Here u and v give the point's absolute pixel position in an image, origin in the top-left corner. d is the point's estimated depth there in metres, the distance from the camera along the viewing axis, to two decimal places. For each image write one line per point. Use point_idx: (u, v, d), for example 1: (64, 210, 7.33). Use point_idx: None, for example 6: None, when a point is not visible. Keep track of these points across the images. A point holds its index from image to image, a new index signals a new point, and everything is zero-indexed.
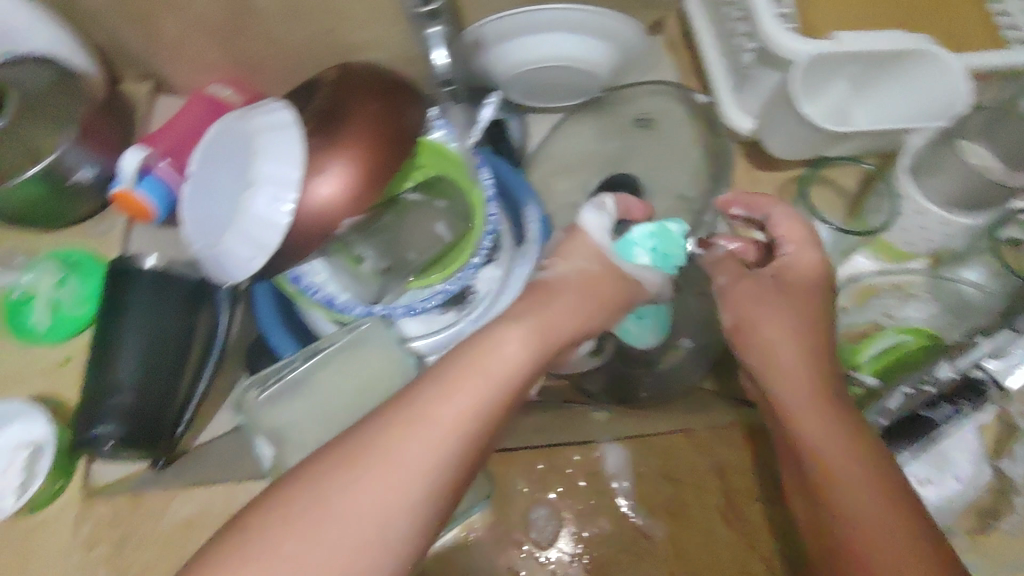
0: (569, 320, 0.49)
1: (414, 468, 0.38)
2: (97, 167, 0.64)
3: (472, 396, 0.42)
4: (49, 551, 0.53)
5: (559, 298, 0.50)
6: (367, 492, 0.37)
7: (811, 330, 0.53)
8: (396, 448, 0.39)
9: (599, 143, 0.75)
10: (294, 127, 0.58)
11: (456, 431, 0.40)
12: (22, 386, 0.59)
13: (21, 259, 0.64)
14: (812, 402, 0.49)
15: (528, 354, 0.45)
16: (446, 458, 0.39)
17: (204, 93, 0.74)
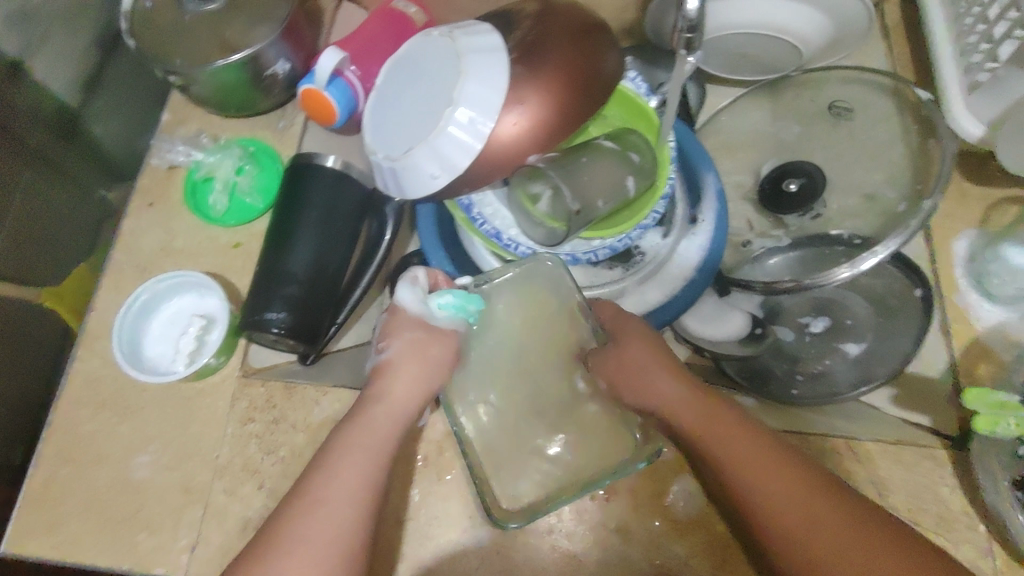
0: (412, 394, 0.49)
1: (326, 520, 0.43)
2: (289, 64, 0.65)
3: (365, 461, 0.45)
4: (207, 419, 0.55)
5: (399, 372, 0.50)
6: (300, 552, 0.42)
7: (640, 372, 0.50)
8: (303, 518, 0.43)
9: (782, 127, 0.70)
10: (501, 52, 0.57)
11: (346, 486, 0.44)
12: (197, 260, 0.62)
13: (206, 139, 0.66)
14: (705, 424, 0.47)
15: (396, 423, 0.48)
16: (343, 506, 0.43)
17: (390, 7, 0.73)
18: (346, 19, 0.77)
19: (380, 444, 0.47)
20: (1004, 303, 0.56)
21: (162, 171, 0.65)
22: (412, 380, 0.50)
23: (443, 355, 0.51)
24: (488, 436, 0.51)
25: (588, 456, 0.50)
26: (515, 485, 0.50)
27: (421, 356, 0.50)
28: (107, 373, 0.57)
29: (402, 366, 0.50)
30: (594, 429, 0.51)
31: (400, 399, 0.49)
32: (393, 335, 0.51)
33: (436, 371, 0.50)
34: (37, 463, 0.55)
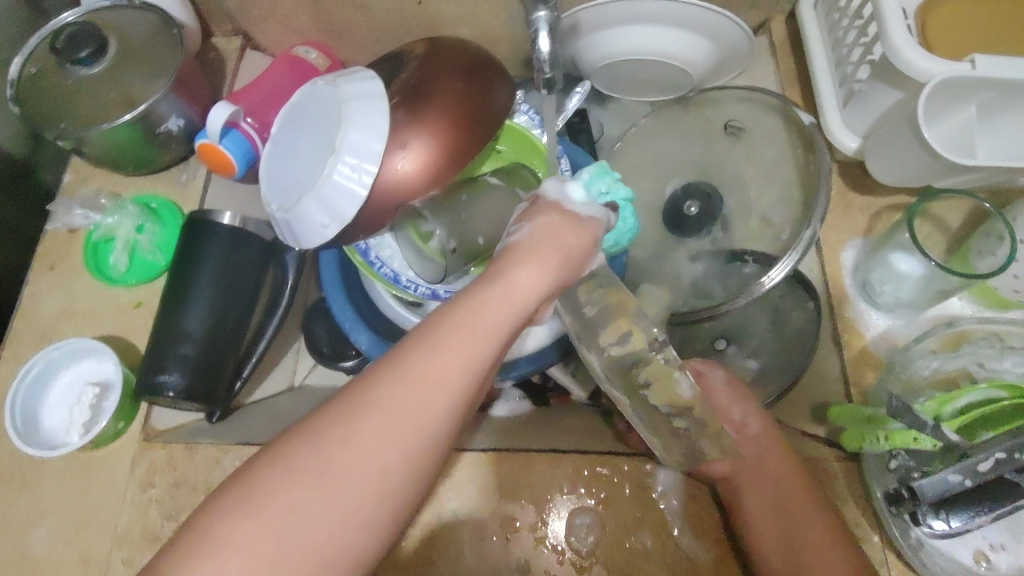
0: (541, 287, 0.41)
1: (411, 413, 0.37)
2: (183, 120, 0.65)
3: (476, 354, 0.38)
4: (106, 485, 0.55)
5: (535, 256, 0.41)
6: (372, 438, 0.36)
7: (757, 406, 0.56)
8: (392, 396, 0.37)
9: (683, 147, 0.71)
10: (383, 98, 0.58)
11: (445, 377, 0.37)
12: (98, 323, 0.62)
13: (105, 199, 0.66)
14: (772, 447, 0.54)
15: (514, 311, 0.39)
16: (429, 409, 0.37)
17: (291, 53, 0.74)
18: (251, 66, 0.77)
19: (496, 335, 0.39)
20: (888, 310, 0.57)
21: (62, 235, 0.65)
22: (546, 267, 0.41)
23: (580, 250, 0.43)
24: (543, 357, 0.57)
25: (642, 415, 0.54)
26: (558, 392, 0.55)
27: (555, 244, 0.42)
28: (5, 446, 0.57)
29: (535, 249, 0.41)
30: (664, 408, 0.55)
31: (524, 280, 0.40)
32: (534, 216, 0.43)
33: (571, 257, 0.42)
34: None
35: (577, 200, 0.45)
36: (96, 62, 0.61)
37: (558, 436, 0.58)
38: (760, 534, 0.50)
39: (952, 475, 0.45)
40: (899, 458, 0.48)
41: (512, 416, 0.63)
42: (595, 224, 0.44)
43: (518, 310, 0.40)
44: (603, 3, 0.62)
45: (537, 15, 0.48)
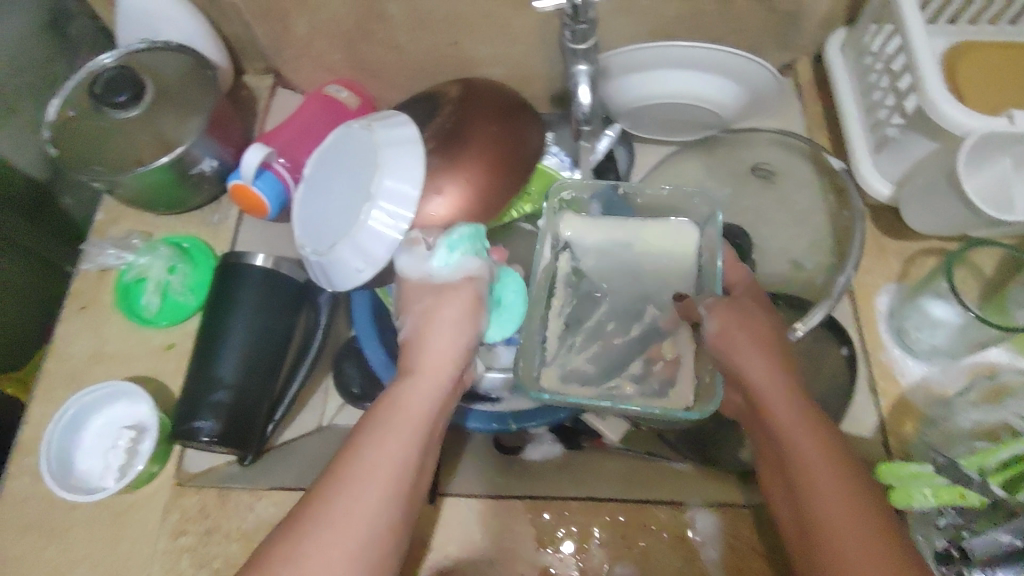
0: (445, 362, 0.53)
1: (362, 512, 0.44)
2: (217, 160, 0.66)
3: (401, 438, 0.48)
4: (138, 532, 0.54)
5: (427, 342, 0.53)
6: (329, 543, 0.42)
7: (761, 342, 0.51)
8: (339, 503, 0.44)
9: (713, 187, 0.72)
10: (417, 143, 0.58)
11: (380, 465, 0.46)
12: (129, 365, 0.61)
13: (138, 240, 0.66)
14: (790, 415, 0.46)
15: (427, 397, 0.50)
16: (377, 503, 0.44)
17: (322, 91, 0.74)
18: (282, 105, 0.78)
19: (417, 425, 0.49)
20: (926, 357, 0.57)
21: (94, 274, 0.66)
22: (445, 344, 0.53)
23: (462, 315, 0.54)
24: (560, 340, 0.62)
25: (654, 374, 0.59)
26: (558, 372, 0.60)
27: (441, 322, 0.54)
28: (38, 490, 0.56)
29: (427, 334, 0.53)
30: (674, 357, 0.60)
31: (431, 364, 0.52)
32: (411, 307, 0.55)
33: (464, 327, 0.54)
34: None
35: (439, 268, 0.55)
36: (132, 104, 0.61)
37: (594, 483, 0.57)
38: (776, 502, 0.46)
39: (1001, 535, 0.44)
40: (947, 516, 0.48)
41: (546, 462, 0.62)
42: (468, 283, 0.55)
43: (436, 385, 0.52)
44: (635, 47, 0.64)
45: (578, 68, 0.48)
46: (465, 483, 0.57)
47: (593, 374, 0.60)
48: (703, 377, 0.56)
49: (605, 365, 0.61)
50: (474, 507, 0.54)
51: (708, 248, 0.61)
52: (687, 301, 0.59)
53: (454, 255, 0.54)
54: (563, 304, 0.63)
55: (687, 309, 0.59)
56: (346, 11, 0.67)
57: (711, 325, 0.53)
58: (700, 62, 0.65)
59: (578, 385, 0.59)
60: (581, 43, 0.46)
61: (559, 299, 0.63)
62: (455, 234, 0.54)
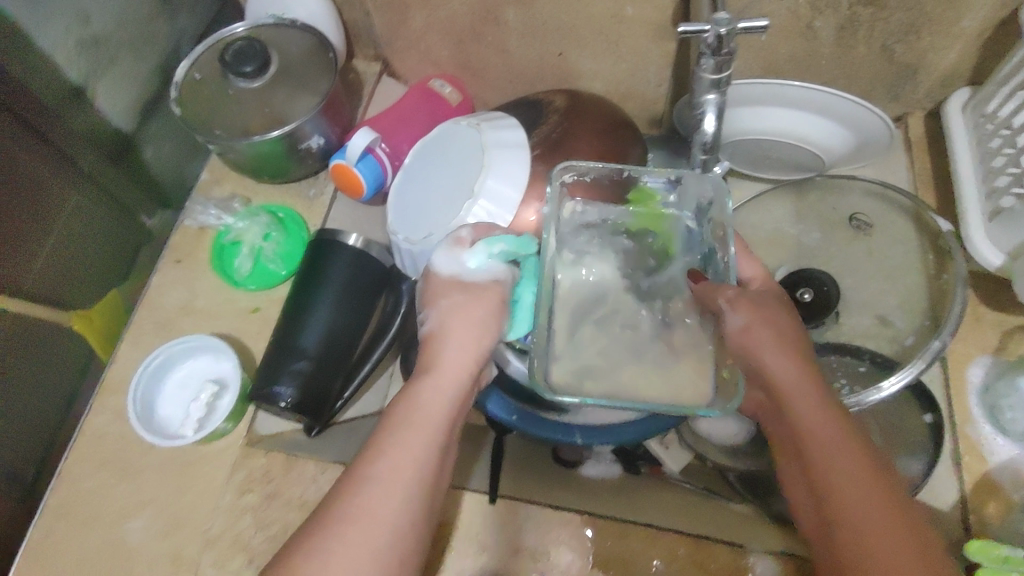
0: (468, 361, 0.47)
1: (382, 518, 0.39)
2: (324, 138, 0.68)
3: (423, 441, 0.42)
4: (205, 485, 0.56)
5: (449, 340, 0.47)
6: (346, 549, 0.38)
7: (782, 340, 0.47)
8: (362, 505, 0.39)
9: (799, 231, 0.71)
10: (524, 148, 0.59)
11: (398, 470, 0.41)
12: (215, 322, 0.64)
13: (238, 204, 0.69)
14: (825, 442, 0.44)
15: (447, 398, 0.45)
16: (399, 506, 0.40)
17: (426, 85, 0.76)
18: (385, 93, 0.80)
19: (438, 425, 0.43)
20: (1019, 439, 0.55)
21: (194, 232, 0.69)
22: (467, 343, 0.47)
23: (486, 315, 0.48)
24: (566, 336, 0.48)
25: (673, 365, 0.46)
26: (569, 373, 0.46)
27: (465, 322, 0.48)
28: (116, 430, 0.59)
29: (452, 333, 0.47)
30: (693, 352, 0.47)
31: (451, 368, 0.46)
32: (437, 302, 0.49)
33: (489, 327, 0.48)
34: (39, 516, 0.56)
35: (473, 270, 0.50)
36: (255, 77, 0.64)
37: (652, 510, 0.56)
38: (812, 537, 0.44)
39: None
40: None
41: (603, 481, 0.61)
42: (493, 286, 0.49)
43: (459, 383, 0.46)
44: (748, 81, 0.64)
45: (707, 97, 0.49)
46: (523, 489, 0.57)
47: (604, 368, 0.46)
48: (722, 371, 0.46)
49: (618, 361, 0.47)
50: (532, 515, 0.54)
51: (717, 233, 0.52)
52: (704, 284, 0.48)
53: (489, 256, 0.50)
54: (568, 293, 0.50)
55: (704, 293, 0.48)
56: (465, 11, 0.69)
57: (735, 320, 0.46)
58: (808, 104, 0.64)
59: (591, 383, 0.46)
60: (717, 75, 0.47)
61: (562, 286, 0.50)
62: (497, 245, 0.49)
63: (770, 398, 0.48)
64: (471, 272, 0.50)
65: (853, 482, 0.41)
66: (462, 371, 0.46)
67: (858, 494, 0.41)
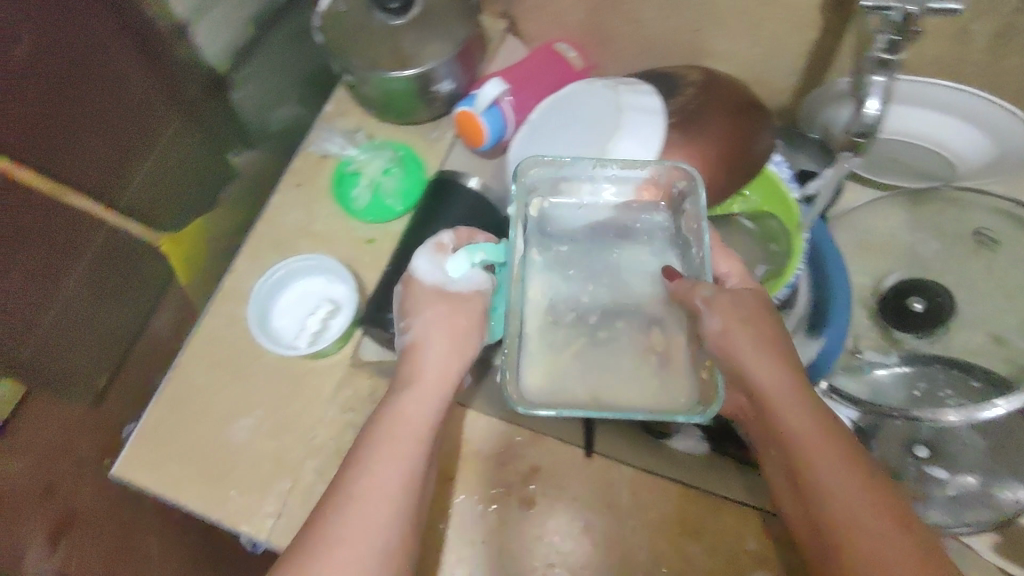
0: (445, 373, 0.50)
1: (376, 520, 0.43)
2: (454, 84, 0.69)
3: (404, 455, 0.46)
4: (313, 397, 0.59)
5: (424, 353, 0.50)
6: (342, 543, 0.42)
7: (762, 345, 0.47)
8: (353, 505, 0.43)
9: (911, 237, 0.70)
10: (660, 115, 0.59)
11: (385, 479, 0.44)
12: (331, 247, 0.66)
13: (362, 137, 0.71)
14: (812, 439, 0.44)
15: (427, 410, 0.48)
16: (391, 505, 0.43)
17: (553, 47, 0.77)
18: (508, 52, 0.81)
19: (418, 435, 0.47)
20: None
21: (315, 157, 0.70)
22: (446, 358, 0.50)
23: (467, 327, 0.51)
24: (539, 338, 0.48)
25: (646, 370, 0.47)
26: (543, 380, 0.47)
27: (443, 329, 0.51)
28: (232, 333, 0.62)
29: (434, 345, 0.50)
30: (666, 353, 0.48)
31: (430, 380, 0.49)
32: (414, 313, 0.52)
33: (463, 343, 0.51)
34: (156, 402, 0.59)
35: (455, 278, 0.52)
36: (398, 15, 0.65)
37: None
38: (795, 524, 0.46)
39: None
40: None
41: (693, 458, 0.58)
42: (477, 295, 0.51)
43: (439, 396, 0.49)
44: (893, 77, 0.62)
45: (874, 79, 0.48)
46: (619, 445, 0.58)
47: (577, 373, 0.47)
48: (703, 373, 0.46)
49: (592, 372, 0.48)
50: (627, 474, 0.56)
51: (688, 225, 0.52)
52: (681, 282, 0.48)
53: (470, 264, 0.52)
54: (539, 295, 0.50)
55: (682, 291, 0.48)
56: None
57: (713, 322, 0.47)
58: (947, 107, 0.63)
59: (565, 391, 0.47)
60: (891, 56, 0.47)
61: (530, 288, 0.51)
62: (480, 252, 0.51)
63: (752, 405, 0.49)
64: (453, 281, 0.52)
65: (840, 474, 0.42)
66: (439, 382, 0.50)
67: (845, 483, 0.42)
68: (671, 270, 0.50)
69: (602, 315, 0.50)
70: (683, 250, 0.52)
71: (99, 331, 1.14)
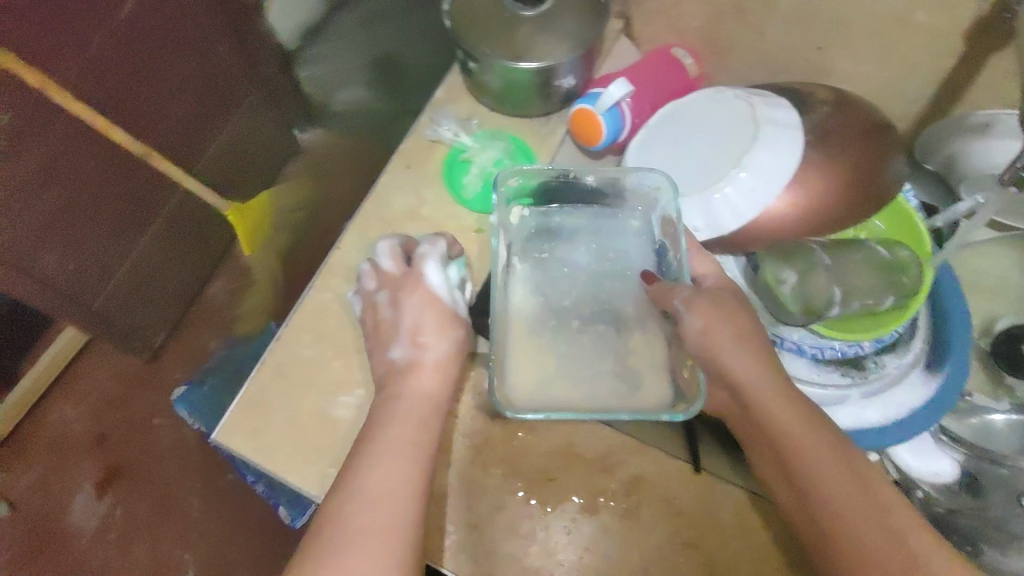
0: (435, 379, 0.53)
1: (387, 505, 0.45)
2: (575, 81, 0.68)
3: (402, 455, 0.48)
4: None
5: (418, 369, 0.53)
6: (361, 527, 0.44)
7: (741, 337, 0.52)
8: (367, 485, 0.46)
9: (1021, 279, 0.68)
10: (797, 131, 0.58)
11: (388, 469, 0.46)
12: (438, 233, 0.66)
13: (475, 125, 0.70)
14: (813, 444, 0.48)
15: (421, 411, 0.51)
16: (400, 491, 0.46)
17: (670, 52, 0.75)
18: (619, 53, 0.80)
19: (412, 432, 0.49)
20: None
21: (426, 141, 0.70)
22: (433, 361, 0.54)
23: (452, 328, 0.55)
24: (525, 344, 0.54)
25: (624, 370, 0.54)
26: (529, 387, 0.52)
27: (441, 330, 0.55)
28: (338, 308, 0.62)
29: (427, 360, 0.54)
30: (647, 355, 0.54)
31: (422, 387, 0.52)
32: (402, 328, 0.55)
33: (450, 348, 0.55)
34: (260, 370, 0.59)
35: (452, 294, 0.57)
36: (530, 7, 0.65)
37: None
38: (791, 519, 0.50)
39: None
40: None
41: None
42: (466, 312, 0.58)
43: (434, 400, 0.52)
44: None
45: None
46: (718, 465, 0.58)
47: (560, 377, 0.53)
48: (684, 371, 0.52)
49: (578, 370, 0.54)
50: (733, 494, 0.55)
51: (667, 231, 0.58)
52: (658, 287, 0.54)
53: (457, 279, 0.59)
54: (522, 305, 0.57)
55: (661, 295, 0.54)
56: None
57: (693, 322, 0.51)
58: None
59: (551, 393, 0.52)
60: None
61: (517, 299, 0.57)
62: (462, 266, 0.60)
63: (739, 403, 0.53)
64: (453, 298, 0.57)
65: (834, 473, 0.47)
66: (426, 385, 0.52)
67: (837, 482, 0.47)
68: (649, 274, 0.56)
69: (589, 315, 0.57)
70: (662, 254, 0.59)
71: (159, 295, 1.14)
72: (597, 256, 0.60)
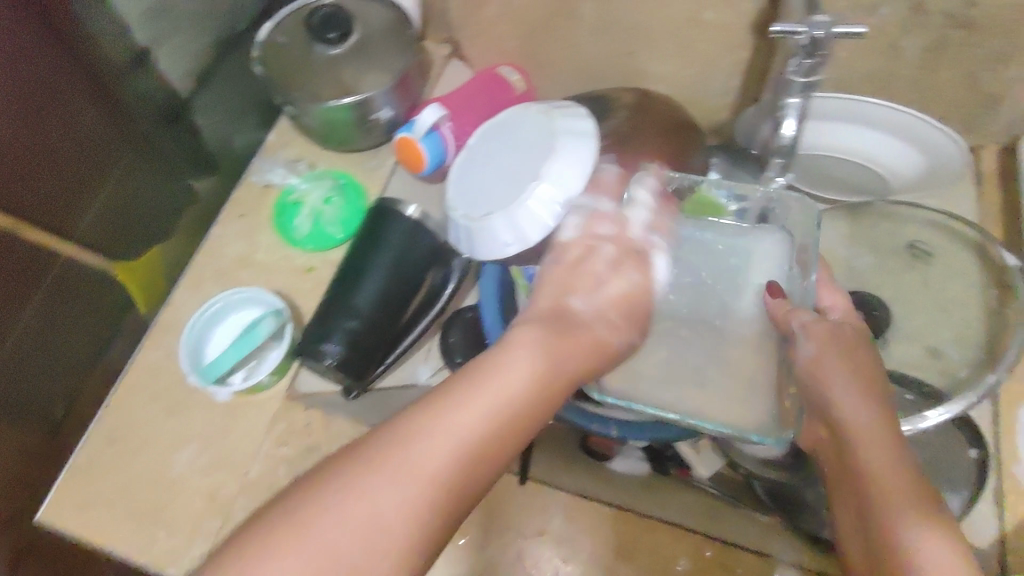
0: (519, 382, 0.47)
1: (425, 480, 0.42)
2: (393, 112, 0.69)
3: (447, 439, 0.43)
4: (248, 430, 0.58)
5: (511, 353, 0.49)
6: (382, 490, 0.41)
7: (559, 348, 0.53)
8: (417, 454, 0.42)
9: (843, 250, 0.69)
10: (591, 138, 0.60)
11: (435, 451, 0.42)
12: (271, 276, 0.66)
13: (304, 167, 0.71)
14: (859, 445, 0.48)
15: (490, 407, 0.45)
16: (436, 472, 0.42)
17: (494, 70, 0.75)
18: (451, 76, 0.82)
19: (472, 430, 0.44)
20: None
21: (258, 187, 0.71)
22: (519, 367, 0.48)
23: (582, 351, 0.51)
24: (654, 348, 0.55)
25: (745, 387, 0.51)
26: (625, 382, 0.54)
27: (526, 339, 0.51)
28: (166, 366, 0.61)
29: (518, 357, 0.49)
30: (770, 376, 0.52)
31: (509, 389, 0.47)
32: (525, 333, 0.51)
33: (575, 355, 0.51)
34: (90, 439, 0.58)
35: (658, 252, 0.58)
36: (335, 45, 0.65)
37: (675, 506, 0.59)
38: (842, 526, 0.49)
39: None
40: None
41: (628, 478, 0.61)
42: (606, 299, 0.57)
43: (507, 396, 0.46)
44: (832, 96, 0.64)
45: (790, 100, 0.51)
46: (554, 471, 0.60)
47: (662, 380, 0.53)
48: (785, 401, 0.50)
49: (699, 380, 0.52)
50: (563, 500, 0.57)
51: (800, 258, 0.55)
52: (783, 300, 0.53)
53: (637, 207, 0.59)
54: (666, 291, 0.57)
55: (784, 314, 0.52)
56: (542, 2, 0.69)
57: (808, 351, 0.52)
58: (867, 118, 0.65)
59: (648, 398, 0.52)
60: (806, 78, 0.49)
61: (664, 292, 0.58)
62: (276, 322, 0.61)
63: (835, 441, 0.51)
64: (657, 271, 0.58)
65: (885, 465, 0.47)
66: (522, 387, 0.47)
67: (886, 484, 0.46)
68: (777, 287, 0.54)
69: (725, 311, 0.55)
70: (796, 277, 0.55)
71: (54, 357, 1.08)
72: (730, 267, 0.57)
